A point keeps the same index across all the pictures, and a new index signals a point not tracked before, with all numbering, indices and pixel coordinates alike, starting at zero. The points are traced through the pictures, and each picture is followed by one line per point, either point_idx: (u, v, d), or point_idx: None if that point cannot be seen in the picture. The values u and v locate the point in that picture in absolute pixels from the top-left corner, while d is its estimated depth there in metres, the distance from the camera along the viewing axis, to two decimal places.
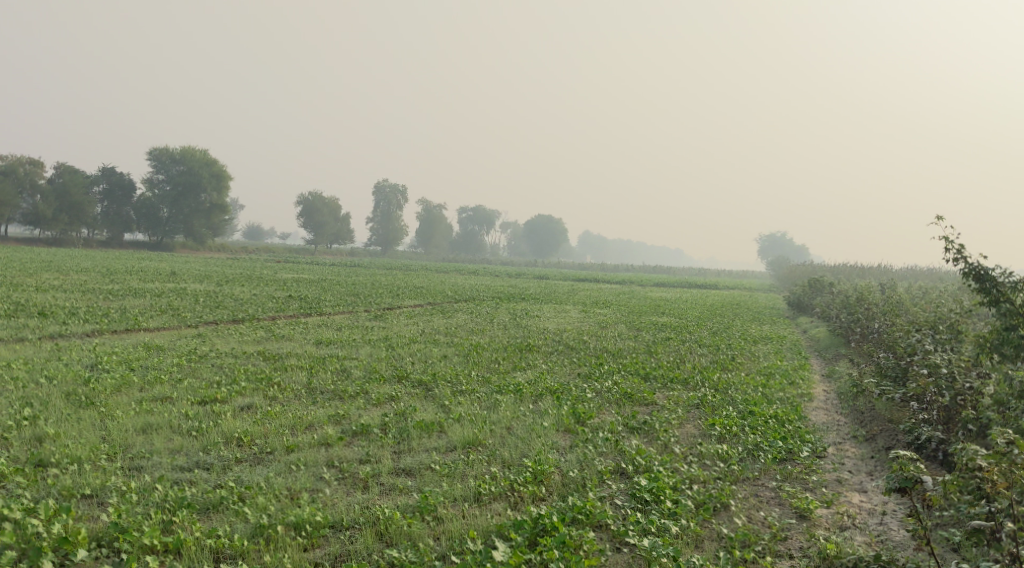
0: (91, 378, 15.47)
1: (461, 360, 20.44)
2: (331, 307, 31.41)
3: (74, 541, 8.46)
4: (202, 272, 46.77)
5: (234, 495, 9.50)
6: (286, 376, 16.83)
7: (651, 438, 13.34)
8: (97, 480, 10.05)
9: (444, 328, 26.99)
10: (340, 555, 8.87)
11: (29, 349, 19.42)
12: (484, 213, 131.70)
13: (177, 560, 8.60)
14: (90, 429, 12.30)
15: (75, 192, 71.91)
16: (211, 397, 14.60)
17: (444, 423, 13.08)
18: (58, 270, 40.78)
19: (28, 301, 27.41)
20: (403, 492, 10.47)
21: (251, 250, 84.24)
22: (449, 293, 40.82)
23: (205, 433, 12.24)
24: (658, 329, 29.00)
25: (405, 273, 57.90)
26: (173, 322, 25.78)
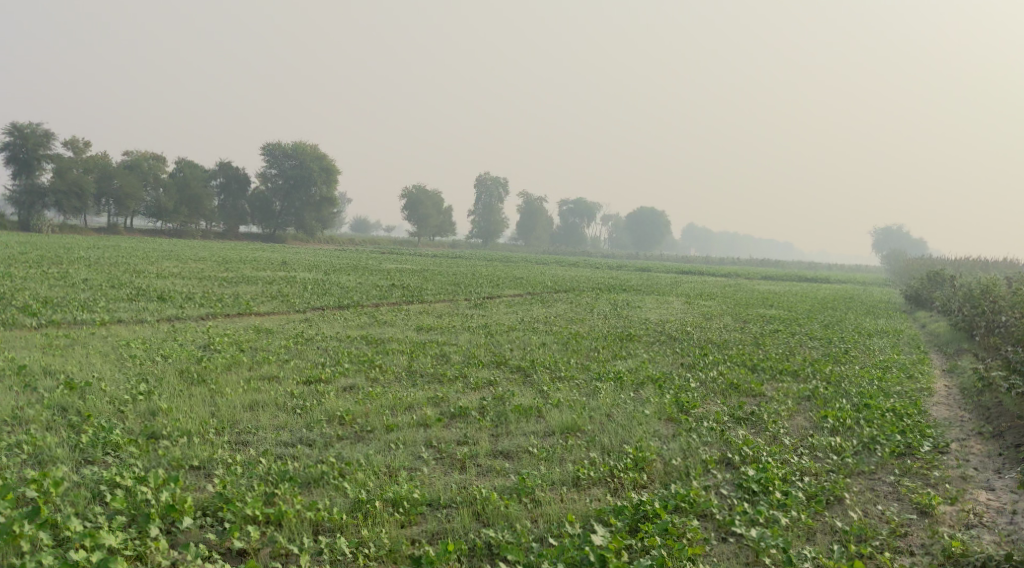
0: (203, 358, 15.95)
1: (561, 348, 20.27)
2: (432, 296, 31.71)
3: (181, 509, 8.49)
4: (310, 262, 48.02)
5: (335, 471, 9.59)
6: (388, 358, 17.03)
7: (759, 428, 12.86)
8: (204, 452, 10.26)
9: (546, 317, 26.84)
10: (437, 533, 8.78)
11: (148, 330, 20.24)
12: (586, 206, 131.14)
13: (278, 531, 8.58)
14: (201, 404, 12.63)
15: (194, 185, 74.98)
16: (315, 377, 14.88)
17: (542, 409, 12.94)
18: (177, 259, 42.55)
19: (148, 286, 28.61)
20: (501, 473, 10.35)
21: (358, 242, 86.10)
22: (549, 284, 40.70)
23: (309, 411, 12.44)
24: (765, 321, 28.18)
25: (507, 264, 58.13)
26: (282, 307, 26.48)
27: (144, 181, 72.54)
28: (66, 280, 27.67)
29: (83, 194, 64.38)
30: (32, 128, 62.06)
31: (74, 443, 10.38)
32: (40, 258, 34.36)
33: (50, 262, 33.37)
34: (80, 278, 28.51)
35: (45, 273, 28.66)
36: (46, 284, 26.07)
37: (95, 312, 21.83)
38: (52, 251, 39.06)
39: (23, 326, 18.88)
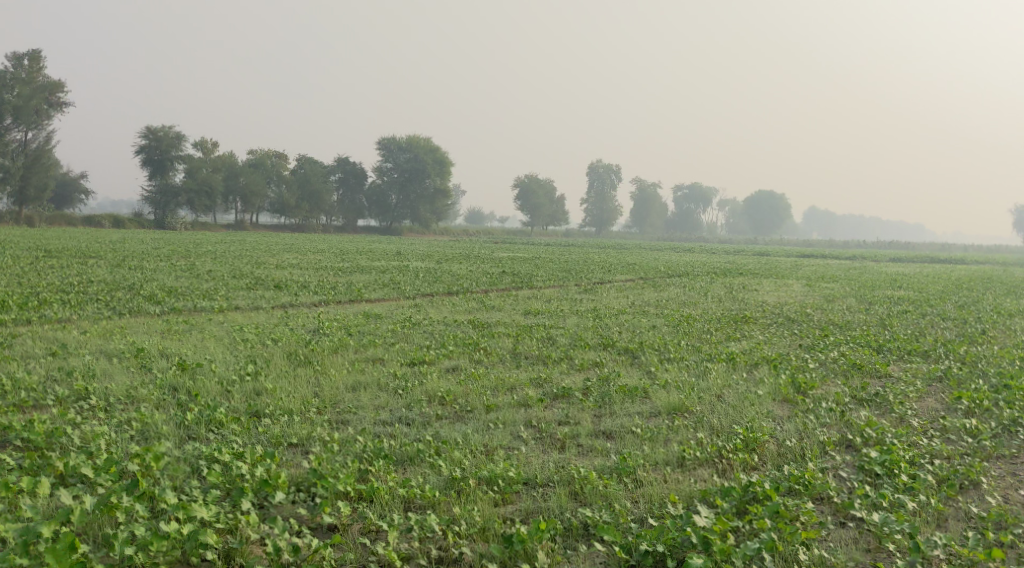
0: (311, 341, 16.10)
1: (671, 330, 19.65)
2: (542, 281, 31.43)
3: (274, 484, 8.44)
4: (424, 252, 48.57)
5: (431, 450, 9.46)
6: (492, 341, 16.80)
7: (884, 410, 12.00)
8: (304, 430, 10.23)
9: (658, 300, 26.18)
10: (532, 512, 8.43)
11: (263, 316, 20.64)
12: (701, 191, 128.36)
13: (369, 507, 8.40)
14: (305, 384, 12.66)
15: (315, 181, 77.00)
16: (419, 359, 14.78)
17: (649, 390, 12.43)
18: (296, 251, 43.58)
19: (266, 276, 29.31)
20: (602, 453, 9.93)
21: (472, 233, 86.68)
22: (662, 269, 39.81)
23: (411, 391, 12.32)
24: (893, 302, 26.69)
25: (620, 251, 57.40)
26: (393, 293, 26.72)
27: (268, 178, 75.02)
28: (192, 272, 28.66)
29: (212, 192, 66.88)
30: (165, 132, 64.45)
31: (180, 420, 10.51)
32: (170, 253, 35.87)
33: (180, 256, 34.80)
34: (206, 270, 29.53)
35: (173, 266, 29.78)
36: (172, 276, 27.04)
37: (215, 300, 22.47)
38: (184, 246, 40.76)
39: (147, 313, 19.51)
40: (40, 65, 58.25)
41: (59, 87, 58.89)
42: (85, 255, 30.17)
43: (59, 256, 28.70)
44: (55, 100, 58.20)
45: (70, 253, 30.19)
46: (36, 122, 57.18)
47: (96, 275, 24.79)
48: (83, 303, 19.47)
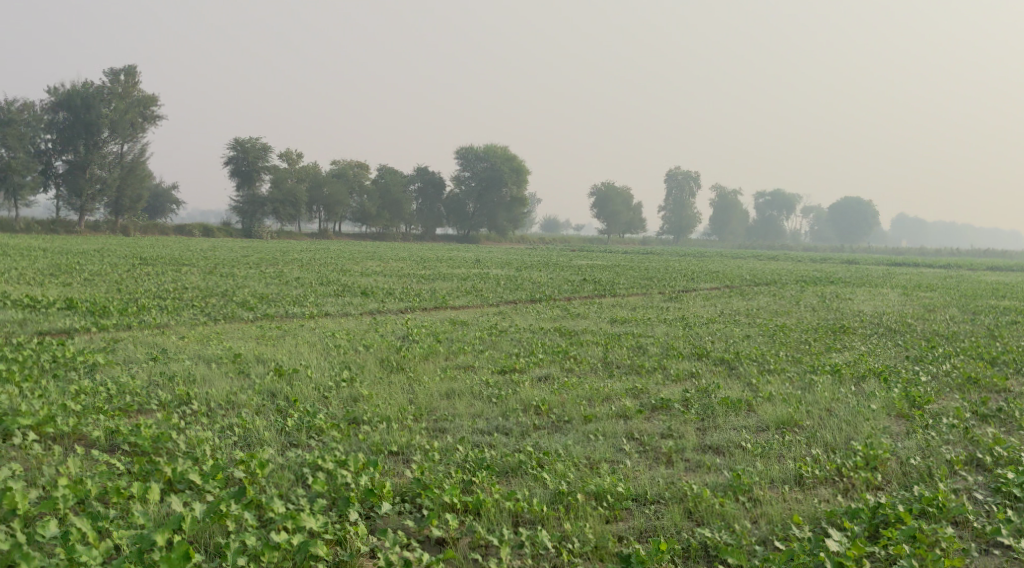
0: (401, 347, 16.01)
1: (767, 340, 19.00)
2: (625, 289, 30.94)
3: (379, 494, 8.31)
4: (504, 260, 48.49)
5: (533, 461, 9.21)
6: (582, 349, 16.46)
7: (1011, 427, 11.24)
8: (403, 438, 10.09)
9: (747, 309, 25.49)
10: (645, 530, 8.10)
11: (351, 322, 20.72)
12: (784, 198, 125.57)
13: (476, 520, 8.19)
14: (400, 391, 12.51)
15: (396, 191, 77.95)
16: (510, 366, 14.52)
17: (753, 402, 11.94)
18: (379, 259, 44.02)
19: (352, 283, 29.55)
20: (712, 469, 9.51)
21: (549, 241, 86.43)
22: (747, 277, 38.95)
23: (505, 400, 12.08)
24: (999, 313, 25.40)
25: (703, 259, 56.33)
26: (476, 300, 26.63)
27: (350, 188, 76.33)
28: (280, 279, 29.07)
29: (296, 202, 68.07)
30: (253, 143, 65.96)
31: (281, 426, 10.45)
32: (258, 260, 36.56)
33: (267, 263, 35.44)
34: (293, 277, 29.96)
35: (263, 273, 30.28)
36: (262, 282, 27.46)
37: (304, 306, 22.71)
38: (270, 254, 41.50)
39: (240, 318, 19.79)
40: (136, 80, 60.18)
41: (153, 101, 60.65)
42: (179, 262, 30.95)
43: (155, 264, 29.49)
44: (150, 113, 59.97)
45: (164, 261, 31.03)
46: (131, 135, 58.99)
47: (190, 282, 25.34)
48: (180, 309, 19.86)
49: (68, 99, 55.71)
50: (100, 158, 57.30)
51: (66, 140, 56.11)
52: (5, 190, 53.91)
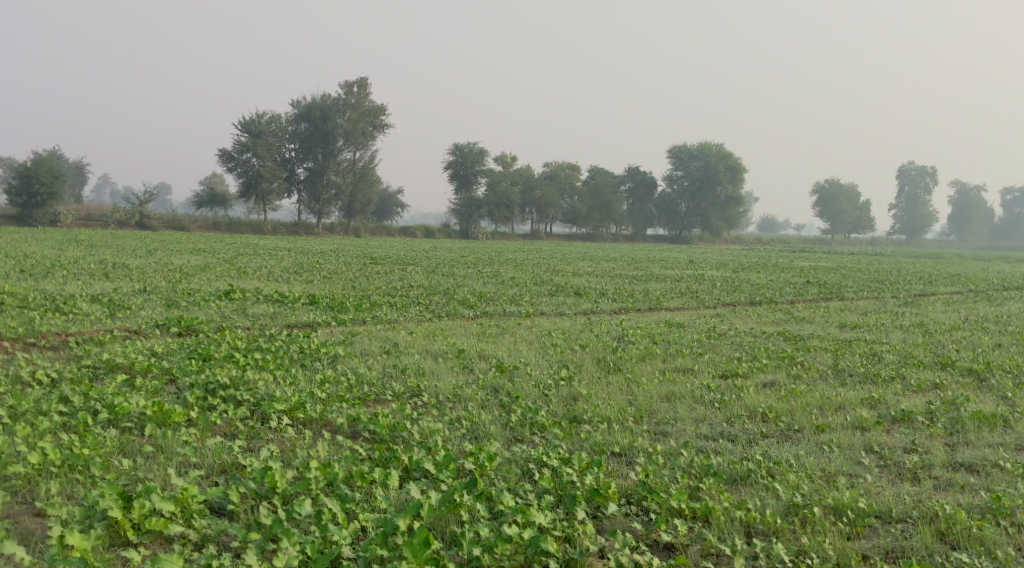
0: (618, 347, 15.62)
1: (1022, 350, 17.23)
2: (853, 293, 29.22)
3: (605, 495, 8.27)
4: (721, 261, 47.32)
5: (763, 470, 8.85)
6: (809, 355, 15.65)
7: None
8: (626, 440, 10.00)
9: (996, 316, 23.26)
10: (892, 551, 7.65)
11: (568, 321, 20.87)
12: None
13: (706, 527, 7.98)
14: (618, 393, 12.01)
15: (607, 191, 78.11)
16: (732, 371, 14.02)
17: (1010, 418, 10.87)
18: (593, 259, 44.22)
19: (567, 283, 29.83)
20: (964, 489, 8.76)
21: (766, 241, 83.13)
22: (993, 281, 35.67)
23: (729, 405, 11.66)
24: None
25: (941, 262, 52.19)
26: (693, 302, 26.09)
27: (561, 189, 77.32)
28: (498, 278, 29.85)
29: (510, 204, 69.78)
30: (471, 148, 68.30)
31: (505, 422, 10.61)
32: (476, 259, 37.75)
33: (484, 262, 36.49)
34: (509, 276, 30.64)
35: (481, 272, 31.21)
36: (481, 282, 28.30)
37: (522, 305, 23.14)
38: (486, 254, 42.74)
39: (463, 316, 20.44)
40: (367, 91, 63.93)
41: (382, 110, 64.18)
42: (404, 262, 32.53)
43: (383, 263, 31.17)
44: (380, 122, 63.48)
45: (391, 260, 32.76)
46: (364, 143, 62.73)
47: (415, 280, 26.54)
48: (406, 307, 20.51)
49: (309, 111, 59.98)
50: (336, 165, 61.43)
51: (307, 149, 60.48)
52: (255, 196, 58.97)
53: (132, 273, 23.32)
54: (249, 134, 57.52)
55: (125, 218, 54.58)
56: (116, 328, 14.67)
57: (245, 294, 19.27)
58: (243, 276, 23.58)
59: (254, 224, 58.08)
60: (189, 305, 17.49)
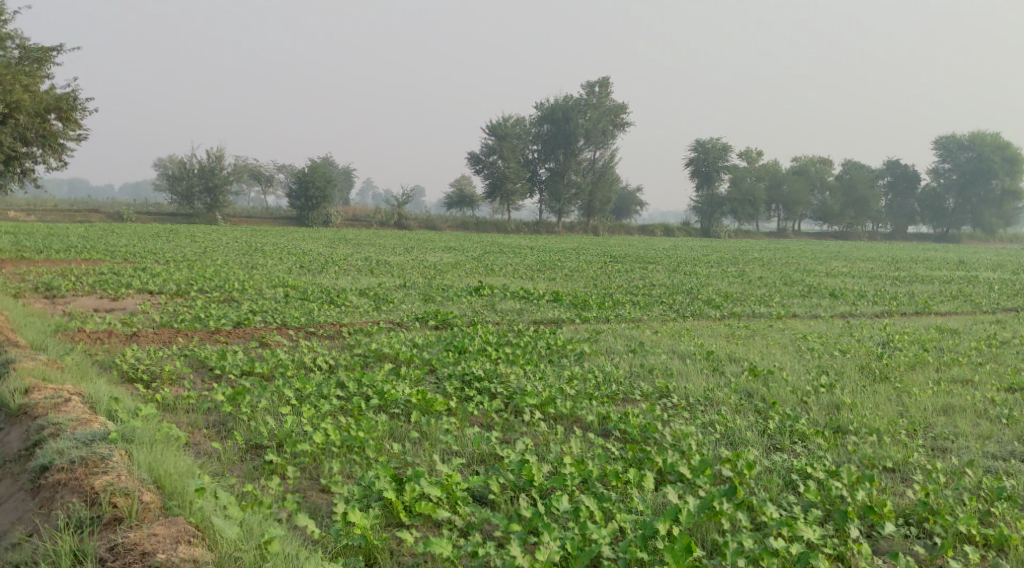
0: (883, 355, 14.06)
1: None
2: None
3: (881, 512, 7.83)
4: (995, 262, 42.91)
5: None
6: None
7: None
8: (900, 454, 9.20)
9: None
10: None
11: (824, 325, 19.61)
12: None
13: (1001, 557, 7.48)
14: (888, 403, 11.03)
15: (862, 187, 73.21)
16: (1021, 385, 12.51)
17: None
18: (847, 259, 41.54)
19: (820, 284, 28.16)
20: None
21: None
22: None
23: (1021, 422, 10.39)
24: None
25: None
26: (966, 307, 23.72)
27: (811, 185, 73.94)
28: (744, 278, 28.72)
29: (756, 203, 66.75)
30: (713, 143, 66.20)
31: (762, 428, 10.00)
32: (720, 258, 36.81)
33: (728, 261, 35.47)
34: (757, 276, 29.54)
35: (726, 271, 30.33)
36: (727, 282, 27.34)
37: (772, 306, 22.05)
38: (730, 253, 41.56)
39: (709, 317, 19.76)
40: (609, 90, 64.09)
41: (623, 110, 64.02)
42: (646, 261, 32.13)
43: (625, 262, 30.96)
44: (620, 121, 63.11)
45: (632, 259, 32.48)
46: (604, 143, 62.79)
47: (658, 279, 26.08)
48: (649, 304, 19.15)
49: (552, 112, 61.66)
50: (577, 164, 61.87)
51: (550, 150, 62.13)
52: (500, 196, 60.75)
53: (393, 269, 24.81)
54: (495, 137, 59.63)
55: (385, 219, 58.60)
56: (381, 319, 15.61)
57: (496, 290, 19.87)
58: (492, 273, 24.39)
59: (499, 223, 59.88)
60: (444, 300, 18.30)
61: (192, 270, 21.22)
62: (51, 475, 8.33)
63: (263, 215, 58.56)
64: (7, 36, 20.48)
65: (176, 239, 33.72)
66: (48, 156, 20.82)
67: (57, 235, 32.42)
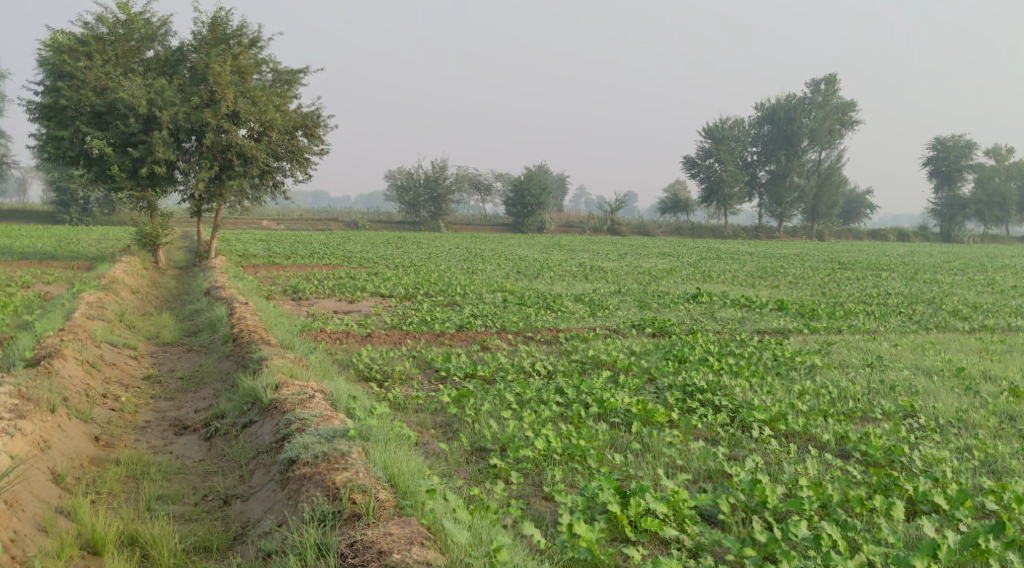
0: None
1: None
2: None
3: None
4: None
5: None
6: None
7: None
8: None
9: None
10: None
11: None
12: None
13: None
14: None
15: None
16: None
17: None
18: None
19: None
20: None
21: None
22: None
23: None
24: None
25: None
26: None
27: None
28: (996, 287, 26.04)
29: (1007, 203, 60.57)
30: (956, 141, 61.54)
31: None
32: (964, 266, 33.73)
33: (975, 269, 32.36)
34: (1010, 285, 26.71)
35: (973, 280, 27.65)
36: (974, 291, 24.90)
37: None
38: (975, 259, 38.03)
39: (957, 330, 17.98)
40: (835, 87, 60.81)
41: (852, 107, 60.49)
42: (879, 268, 29.94)
43: (856, 269, 28.98)
44: (848, 119, 59.45)
45: (864, 266, 30.37)
46: (831, 143, 59.54)
47: (894, 287, 24.19)
48: (887, 315, 17.74)
49: (772, 112, 59.79)
50: (799, 166, 59.10)
51: (769, 152, 60.07)
52: (717, 201, 59.08)
53: (609, 275, 24.61)
54: (712, 139, 58.46)
55: (598, 225, 58.76)
56: (599, 326, 15.46)
57: (715, 298, 19.19)
58: (711, 280, 23.63)
59: (715, 228, 58.25)
60: (661, 307, 17.90)
61: (417, 275, 22.07)
62: (297, 469, 8.82)
63: (481, 222, 60.43)
64: (262, 61, 22.27)
65: (401, 245, 35.35)
66: (296, 170, 22.36)
67: (299, 242, 34.89)
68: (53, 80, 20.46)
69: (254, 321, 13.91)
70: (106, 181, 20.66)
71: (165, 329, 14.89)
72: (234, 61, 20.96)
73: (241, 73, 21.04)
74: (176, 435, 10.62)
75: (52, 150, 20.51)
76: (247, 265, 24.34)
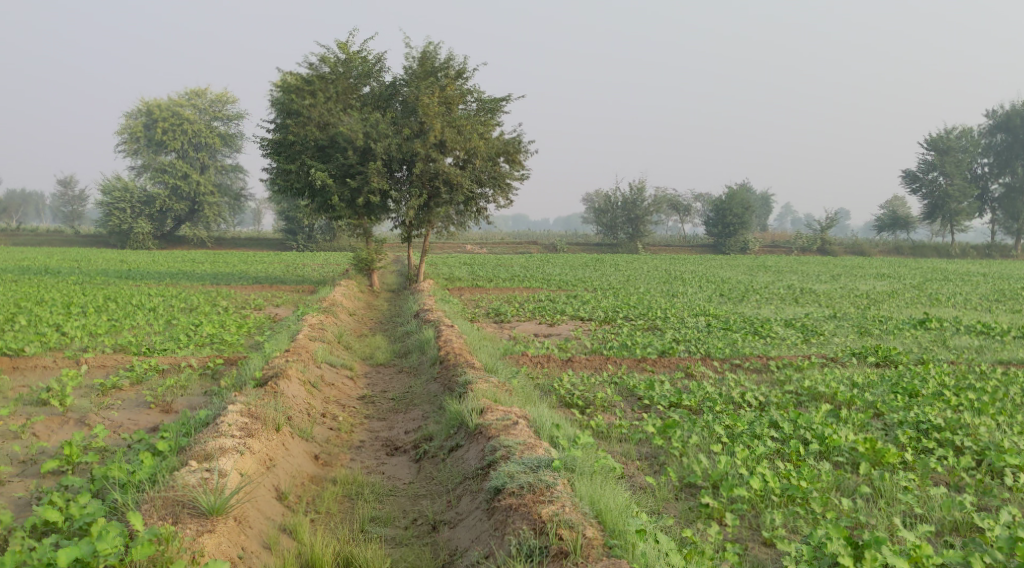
0: None
1: None
2: None
3: None
4: None
5: None
6: None
7: None
8: None
9: None
10: None
11: None
12: None
13: None
14: None
15: None
16: None
17: None
18: None
19: None
20: None
21: None
22: None
23: None
24: None
25: None
26: None
27: None
28: None
29: None
30: None
31: None
32: None
33: None
34: None
35: None
36: None
37: None
38: None
39: None
40: None
41: None
42: None
43: None
44: None
45: None
46: None
47: None
48: None
49: (1006, 120, 55.56)
50: None
51: (1003, 164, 55.01)
52: (942, 217, 54.72)
53: (821, 298, 23.18)
54: (936, 151, 54.39)
55: (807, 245, 56.07)
56: (813, 354, 14.47)
57: (945, 324, 17.55)
58: (937, 304, 21.71)
59: (939, 247, 53.96)
60: (883, 334, 16.55)
61: (618, 298, 21.76)
62: (504, 499, 8.68)
63: (682, 243, 59.19)
64: (468, 91, 22.77)
65: (601, 267, 35.12)
66: (499, 196, 22.69)
67: (501, 265, 35.48)
68: (282, 117, 21.92)
69: (459, 343, 14.08)
70: (327, 210, 21.86)
71: (378, 351, 15.40)
72: (442, 92, 21.53)
73: (448, 104, 21.57)
74: (388, 456, 10.85)
75: (281, 182, 21.95)
76: (452, 288, 24.96)
